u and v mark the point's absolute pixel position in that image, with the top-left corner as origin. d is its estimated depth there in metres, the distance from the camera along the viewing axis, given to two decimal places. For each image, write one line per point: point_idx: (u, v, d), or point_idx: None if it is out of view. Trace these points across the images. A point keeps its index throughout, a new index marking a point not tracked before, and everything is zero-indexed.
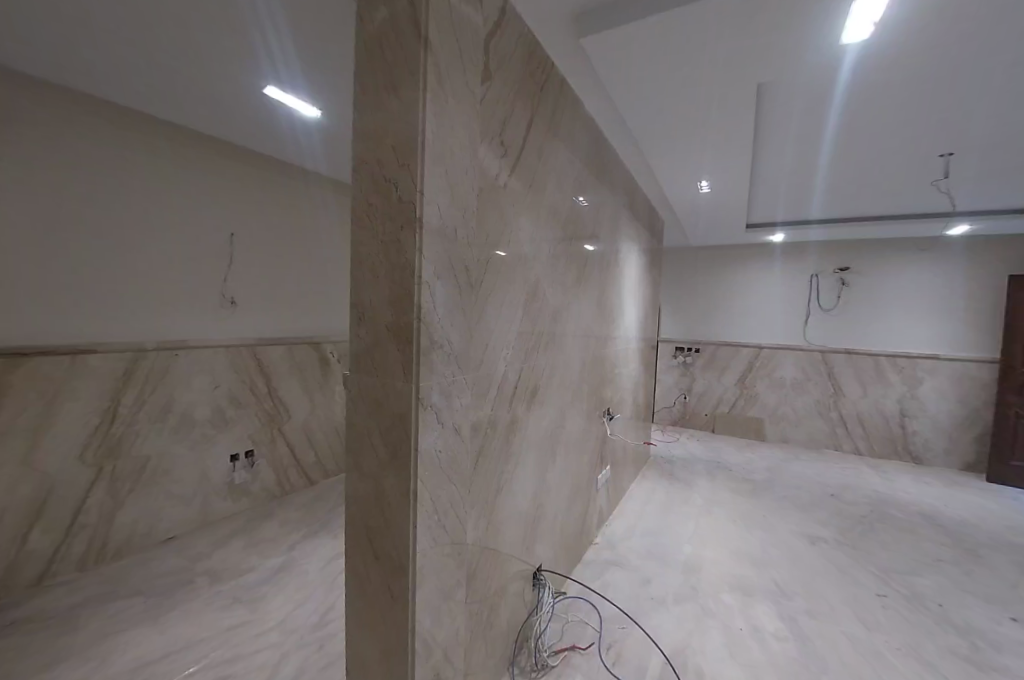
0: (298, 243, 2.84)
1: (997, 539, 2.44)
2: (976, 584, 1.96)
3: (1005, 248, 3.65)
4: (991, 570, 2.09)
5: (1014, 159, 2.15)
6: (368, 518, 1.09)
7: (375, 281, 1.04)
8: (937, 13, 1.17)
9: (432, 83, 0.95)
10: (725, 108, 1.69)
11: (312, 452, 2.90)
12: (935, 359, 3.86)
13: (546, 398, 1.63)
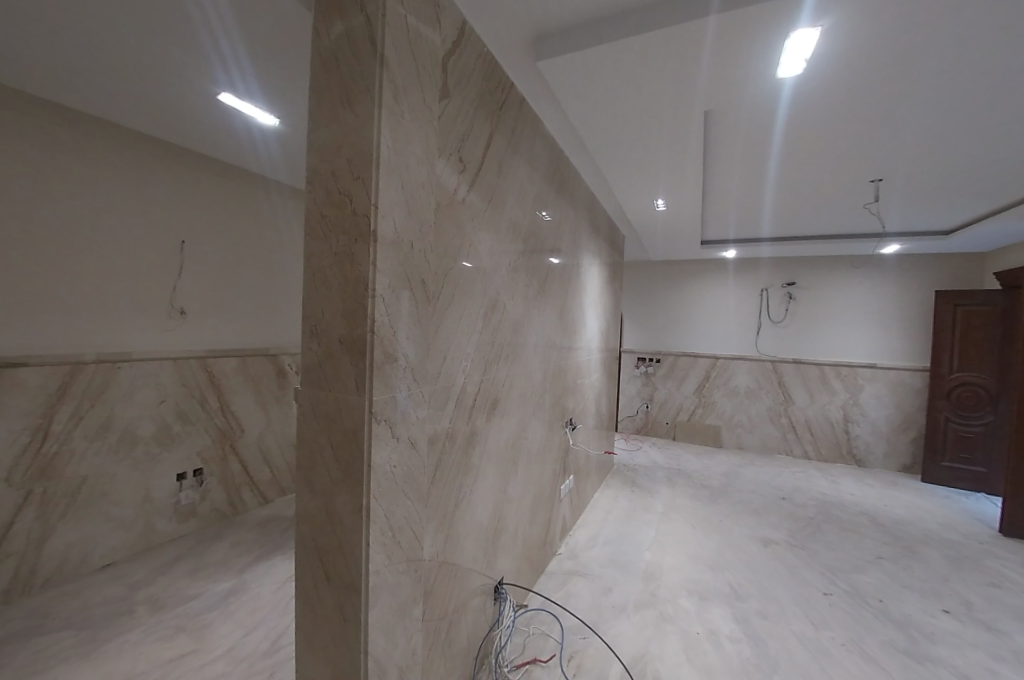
0: (257, 251, 2.76)
1: (930, 536, 2.61)
2: (911, 578, 2.09)
3: (931, 265, 3.99)
4: (925, 565, 2.24)
5: (935, 185, 2.36)
6: (319, 538, 1.05)
7: (328, 294, 1.02)
8: (859, 53, 1.29)
9: (387, 98, 0.95)
10: (674, 132, 1.79)
11: (269, 468, 2.77)
12: (873, 368, 4.13)
13: (507, 409, 1.63)
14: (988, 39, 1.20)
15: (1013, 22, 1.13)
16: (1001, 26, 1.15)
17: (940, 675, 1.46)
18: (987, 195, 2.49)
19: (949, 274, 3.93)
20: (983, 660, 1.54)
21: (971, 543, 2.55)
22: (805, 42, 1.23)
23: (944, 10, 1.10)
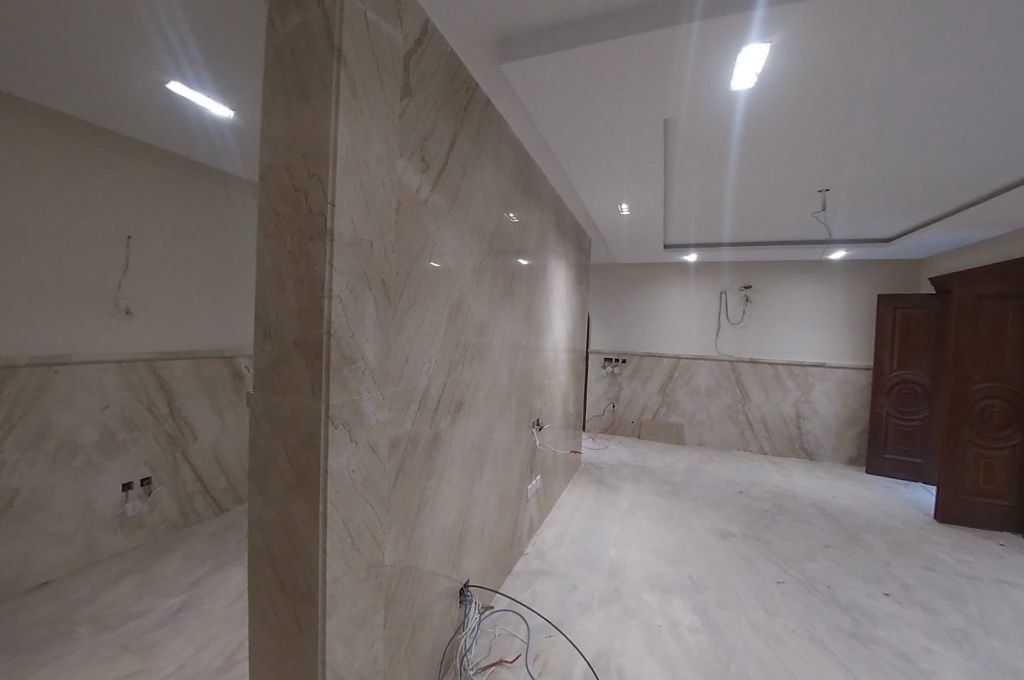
0: (211, 248, 2.64)
1: (873, 524, 2.80)
2: (856, 565, 2.22)
3: (874, 270, 4.27)
4: (868, 551, 2.39)
5: (875, 195, 2.52)
6: (273, 548, 1.01)
7: (282, 294, 0.98)
8: (807, 69, 1.37)
9: (345, 94, 0.93)
10: (635, 138, 1.83)
11: (224, 475, 2.65)
12: (823, 367, 4.37)
13: (472, 410, 1.62)
14: (920, 62, 1.30)
15: (940, 47, 1.23)
16: (930, 50, 1.25)
17: (881, 654, 1.56)
18: (922, 206, 2.68)
19: (890, 279, 4.22)
20: (919, 639, 1.66)
21: (909, 530, 2.74)
22: (755, 57, 1.29)
23: (879, 34, 1.19)
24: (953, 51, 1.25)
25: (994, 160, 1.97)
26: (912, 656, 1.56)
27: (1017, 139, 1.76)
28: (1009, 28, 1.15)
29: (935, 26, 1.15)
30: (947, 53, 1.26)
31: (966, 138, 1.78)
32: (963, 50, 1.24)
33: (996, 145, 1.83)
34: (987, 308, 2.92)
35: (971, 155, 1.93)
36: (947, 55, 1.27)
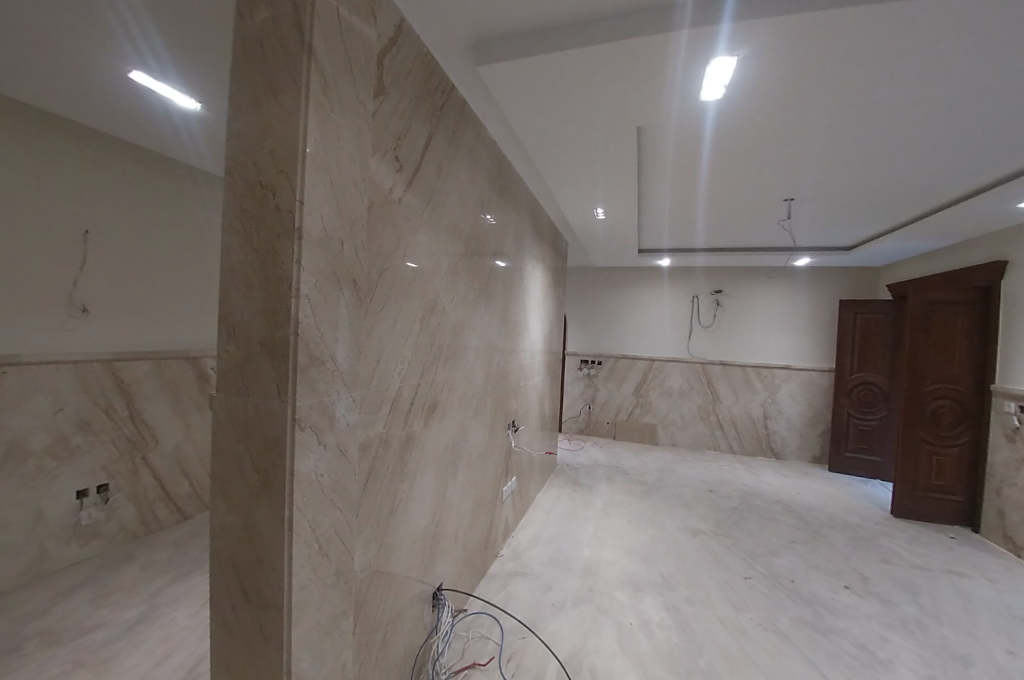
0: (175, 245, 2.54)
1: (835, 520, 2.92)
2: (819, 559, 2.31)
3: (837, 277, 4.47)
4: (829, 546, 2.49)
5: (838, 204, 2.64)
6: (236, 555, 0.97)
7: (248, 294, 0.95)
8: (773, 81, 1.42)
9: (316, 91, 0.91)
10: (610, 144, 1.86)
11: (188, 480, 2.56)
12: (789, 369, 4.54)
13: (446, 412, 1.61)
14: (877, 79, 1.37)
15: (897, 66, 1.30)
16: (887, 69, 1.32)
17: (840, 645, 1.62)
18: (880, 216, 2.82)
19: (851, 285, 4.43)
20: (876, 629, 1.74)
21: (868, 525, 2.87)
22: (722, 69, 1.33)
23: (839, 53, 1.25)
24: (908, 71, 1.32)
25: (944, 174, 2.11)
26: (869, 646, 1.63)
27: (964, 155, 1.88)
28: (958, 51, 1.22)
29: (891, 47, 1.22)
30: (902, 72, 1.33)
31: (919, 153, 1.89)
32: (915, 70, 1.32)
33: (945, 161, 1.95)
34: (939, 314, 3.10)
35: (923, 169, 2.06)
36: (902, 74, 1.34)
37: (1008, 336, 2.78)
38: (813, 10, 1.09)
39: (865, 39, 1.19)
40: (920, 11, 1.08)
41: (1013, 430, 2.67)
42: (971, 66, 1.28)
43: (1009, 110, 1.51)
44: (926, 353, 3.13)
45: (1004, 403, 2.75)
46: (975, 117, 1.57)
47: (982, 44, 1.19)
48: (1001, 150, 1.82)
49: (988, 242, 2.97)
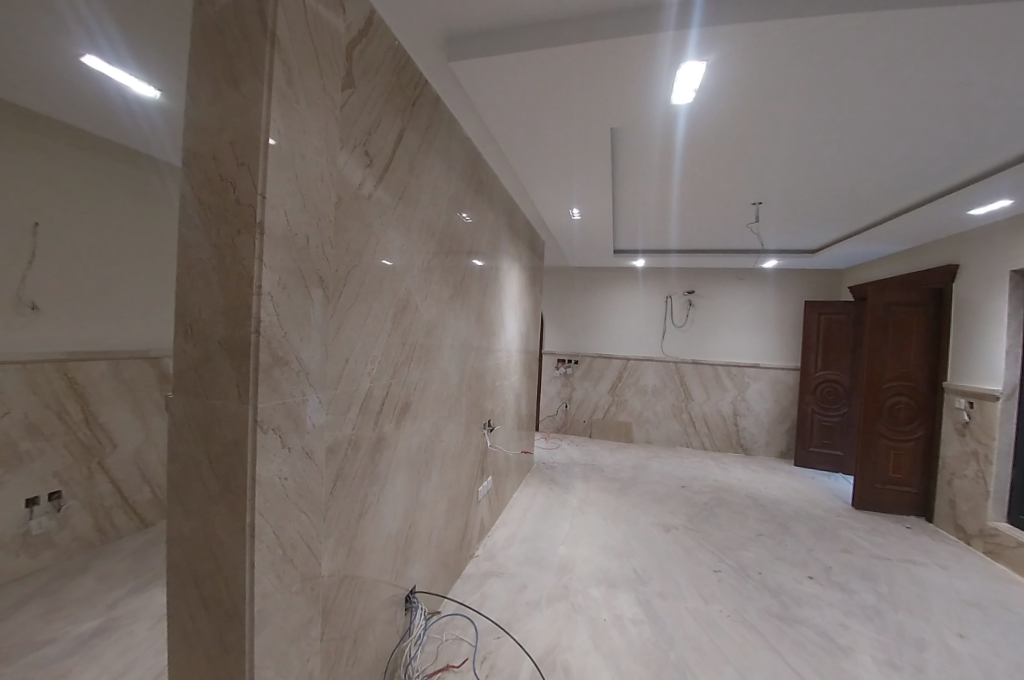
0: (135, 239, 2.42)
1: (800, 512, 3.04)
2: (784, 551, 2.40)
3: (803, 279, 4.65)
4: (794, 538, 2.59)
5: (803, 209, 2.74)
6: (195, 563, 0.93)
7: (206, 291, 0.91)
8: (741, 86, 1.45)
9: (279, 81, 0.87)
10: (584, 144, 1.88)
11: (148, 485, 2.44)
12: (757, 367, 4.70)
13: (419, 413, 1.59)
14: (842, 85, 1.42)
15: (861, 73, 1.35)
16: (851, 76, 1.36)
17: (804, 633, 1.69)
18: (842, 220, 2.94)
19: (816, 287, 4.61)
20: (838, 617, 1.81)
21: (831, 517, 3.00)
22: (692, 74, 1.36)
23: (807, 59, 1.28)
24: (871, 79, 1.37)
25: (903, 180, 2.21)
26: (831, 633, 1.70)
27: (921, 162, 1.97)
28: (916, 62, 1.28)
29: (856, 55, 1.26)
30: (866, 79, 1.38)
31: (880, 159, 1.97)
32: (877, 78, 1.37)
33: (904, 167, 2.04)
34: (897, 314, 3.27)
35: (884, 175, 2.15)
36: (864, 81, 1.39)
37: (960, 336, 2.95)
38: (780, 17, 1.12)
39: (831, 47, 1.23)
40: (882, 22, 1.12)
41: (963, 424, 2.83)
42: (928, 76, 1.34)
43: (964, 119, 1.59)
44: (885, 352, 3.29)
45: (955, 399, 2.92)
46: (932, 125, 1.64)
47: (938, 56, 1.25)
48: (954, 158, 1.92)
49: (941, 247, 3.14)
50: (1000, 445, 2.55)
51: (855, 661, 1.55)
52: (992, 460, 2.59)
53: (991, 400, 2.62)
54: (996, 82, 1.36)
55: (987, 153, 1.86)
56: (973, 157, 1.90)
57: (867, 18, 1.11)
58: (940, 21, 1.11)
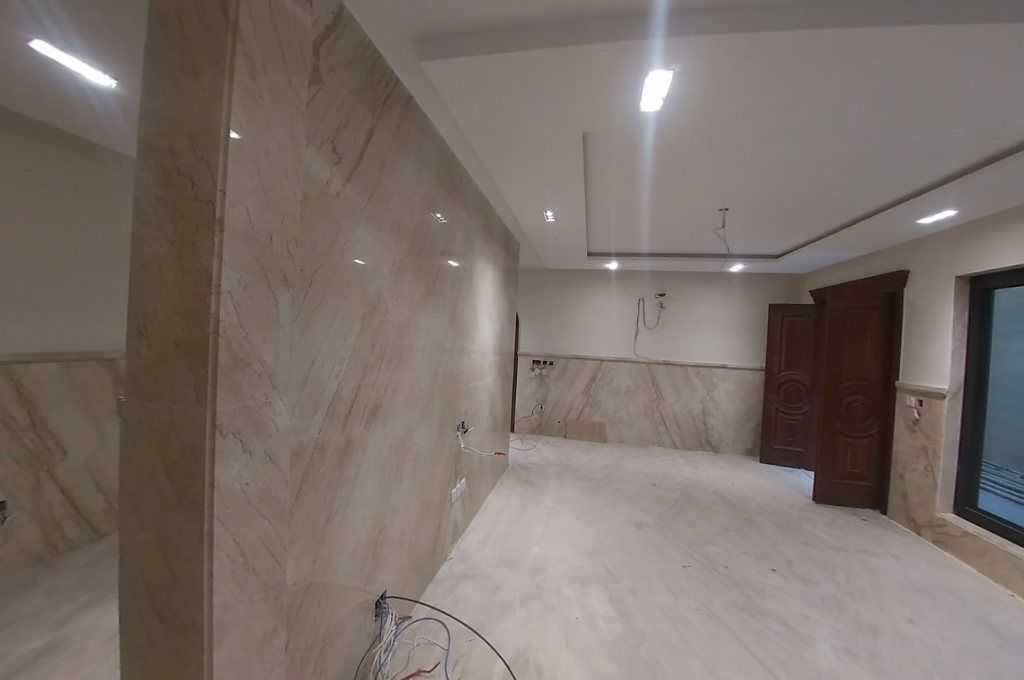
0: (93, 235, 2.31)
1: (765, 507, 3.15)
2: (749, 545, 2.49)
3: (768, 283, 4.84)
4: (759, 532, 2.69)
5: (766, 215, 2.86)
6: (150, 574, 0.88)
7: (162, 290, 0.87)
8: (707, 95, 1.50)
9: (242, 74, 0.84)
10: (556, 148, 1.90)
11: (102, 494, 2.31)
12: (725, 368, 4.85)
13: (389, 415, 1.57)
14: (803, 97, 1.48)
15: (821, 87, 1.41)
16: (812, 89, 1.43)
17: (767, 624, 1.75)
18: (803, 227, 3.09)
19: (780, 291, 4.80)
20: (799, 607, 1.89)
21: (794, 511, 3.13)
22: (660, 82, 1.39)
23: (771, 71, 1.34)
24: (830, 92, 1.44)
25: (860, 190, 2.33)
26: (792, 622, 1.77)
27: (875, 172, 2.09)
28: (871, 77, 1.35)
29: (816, 69, 1.32)
30: (826, 93, 1.45)
31: (838, 169, 2.07)
32: (835, 91, 1.44)
33: (861, 176, 2.15)
34: (854, 317, 3.44)
35: (843, 184, 2.26)
36: (824, 94, 1.46)
37: (910, 337, 3.13)
38: (744, 29, 1.17)
39: (792, 61, 1.28)
40: (840, 38, 1.18)
41: (914, 421, 3.00)
42: (881, 91, 1.42)
43: (914, 133, 1.68)
44: (844, 352, 3.45)
45: (906, 397, 3.10)
46: (886, 137, 1.74)
47: (890, 73, 1.32)
48: (904, 169, 2.04)
49: (893, 254, 3.33)
50: (946, 440, 2.71)
51: (814, 649, 1.62)
52: (939, 455, 2.76)
53: (938, 398, 2.79)
54: (940, 99, 1.46)
55: (935, 166, 1.98)
56: (922, 169, 2.02)
57: (826, 34, 1.17)
58: (891, 41, 1.18)
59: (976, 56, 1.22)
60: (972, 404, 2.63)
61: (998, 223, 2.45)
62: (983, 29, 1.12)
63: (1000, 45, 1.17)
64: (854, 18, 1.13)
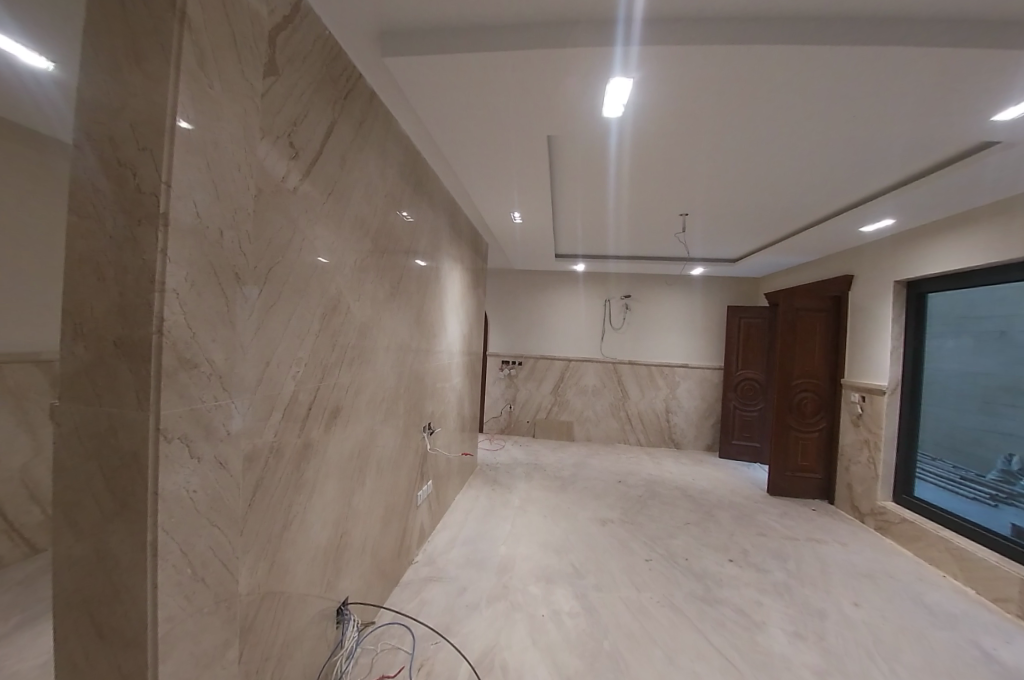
0: (24, 244, 2.07)
1: (724, 501, 3.29)
2: (709, 537, 2.60)
3: (728, 286, 5.05)
4: (717, 525, 2.81)
5: (723, 221, 2.99)
6: (87, 589, 0.82)
7: (99, 286, 0.80)
8: (666, 102, 1.55)
9: (191, 63, 0.80)
10: (522, 150, 1.92)
11: (36, 507, 2.13)
12: (688, 367, 5.03)
13: (351, 417, 1.54)
14: (761, 107, 1.55)
15: (781, 95, 1.46)
16: (772, 98, 1.49)
17: (724, 612, 1.83)
18: (757, 233, 3.25)
19: (739, 294, 5.03)
20: (753, 595, 1.98)
21: (750, 504, 3.29)
22: (620, 89, 1.44)
23: (732, 79, 1.38)
24: (780, 103, 1.52)
25: (814, 197, 2.46)
26: (746, 610, 1.86)
27: (824, 181, 2.21)
28: (826, 89, 1.41)
29: (775, 80, 1.37)
30: (784, 102, 1.51)
31: (794, 176, 2.18)
32: (793, 102, 1.50)
33: (816, 184, 2.27)
34: (804, 319, 3.65)
35: (795, 191, 2.38)
36: (782, 104, 1.52)
37: (854, 338, 3.35)
38: (705, 42, 1.22)
39: (755, 71, 1.33)
40: (798, 53, 1.23)
41: (857, 416, 3.21)
42: (834, 104, 1.50)
43: (857, 144, 1.79)
44: (796, 352, 3.66)
45: (851, 393, 3.32)
46: (834, 148, 1.85)
47: (843, 87, 1.39)
48: (849, 179, 2.17)
49: (838, 260, 3.57)
50: (885, 434, 2.92)
51: (766, 633, 1.71)
52: (880, 447, 2.96)
53: (879, 394, 3.00)
54: (878, 115, 1.56)
55: (877, 176, 2.12)
56: (866, 179, 2.16)
57: (785, 49, 1.22)
58: (844, 59, 1.25)
59: (917, 76, 1.31)
60: (909, 400, 2.85)
61: (930, 233, 2.67)
62: (924, 53, 1.20)
63: (938, 68, 1.26)
64: (811, 36, 1.19)
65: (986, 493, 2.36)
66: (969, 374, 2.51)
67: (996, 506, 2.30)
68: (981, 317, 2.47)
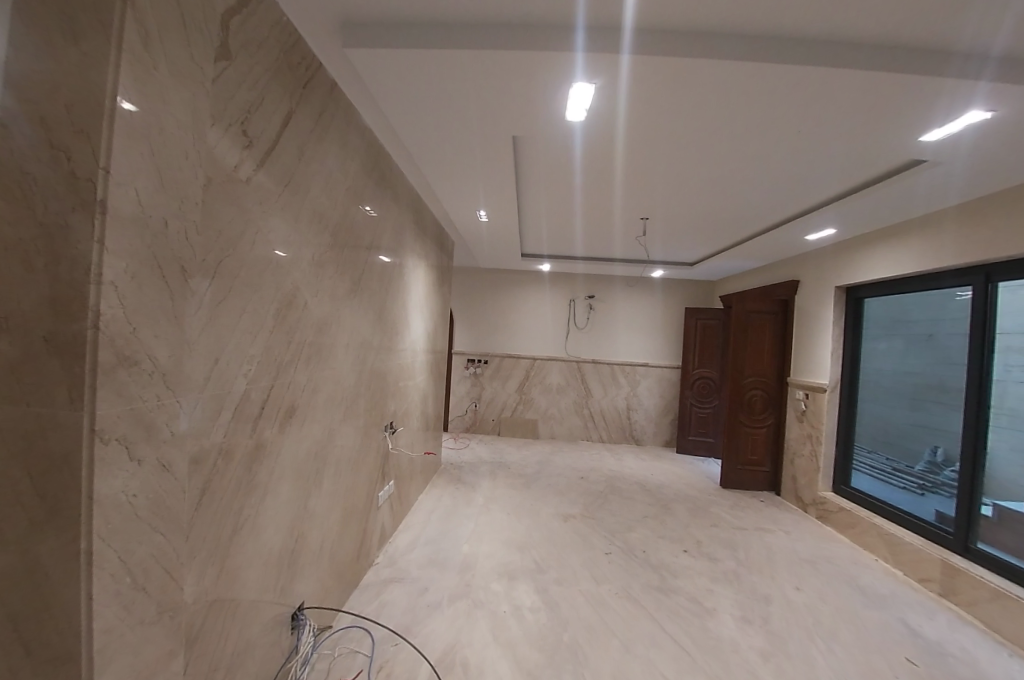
0: None
1: (680, 494, 3.44)
2: (665, 529, 2.70)
3: (687, 289, 5.27)
4: (672, 517, 2.92)
5: (680, 226, 3.13)
6: (9, 604, 0.76)
7: (26, 276, 0.74)
8: (627, 107, 1.60)
9: (133, 44, 0.76)
10: (485, 149, 1.94)
11: None
12: (649, 366, 5.20)
13: (307, 416, 1.50)
14: (715, 118, 1.63)
15: (733, 107, 1.55)
16: (724, 108, 1.56)
17: (678, 600, 1.92)
18: (714, 239, 3.41)
19: (697, 296, 5.26)
20: (705, 583, 2.08)
21: (705, 497, 3.45)
22: (582, 94, 1.49)
23: (688, 88, 1.45)
24: (731, 114, 1.60)
25: (764, 206, 2.61)
26: (699, 597, 1.96)
27: (773, 191, 2.35)
28: (771, 103, 1.51)
29: (727, 91, 1.45)
30: (735, 113, 1.59)
31: (747, 185, 2.29)
32: (744, 112, 1.58)
33: (768, 193, 2.39)
34: (753, 320, 3.87)
35: (747, 200, 2.52)
36: (734, 114, 1.61)
37: (798, 339, 3.59)
38: (660, 53, 1.27)
39: (708, 82, 1.40)
40: (745, 68, 1.31)
41: (802, 412, 3.44)
42: (781, 117, 1.60)
43: (802, 157, 1.92)
44: (747, 352, 3.87)
45: (796, 391, 3.54)
46: (782, 159, 1.96)
47: (787, 102, 1.49)
48: (794, 190, 2.31)
49: (785, 266, 3.81)
50: (827, 429, 3.14)
51: (716, 619, 1.80)
52: (822, 441, 3.18)
53: (821, 392, 3.22)
54: (819, 129, 1.67)
55: (820, 189, 2.28)
56: (810, 191, 2.31)
57: (735, 64, 1.29)
58: (787, 76, 1.34)
59: (852, 93, 1.41)
60: (848, 397, 3.08)
61: (866, 243, 2.90)
62: (857, 74, 1.30)
63: (871, 88, 1.37)
64: (757, 52, 1.26)
65: (914, 483, 2.58)
66: (903, 373, 2.74)
67: (923, 494, 2.51)
68: (913, 320, 2.70)
